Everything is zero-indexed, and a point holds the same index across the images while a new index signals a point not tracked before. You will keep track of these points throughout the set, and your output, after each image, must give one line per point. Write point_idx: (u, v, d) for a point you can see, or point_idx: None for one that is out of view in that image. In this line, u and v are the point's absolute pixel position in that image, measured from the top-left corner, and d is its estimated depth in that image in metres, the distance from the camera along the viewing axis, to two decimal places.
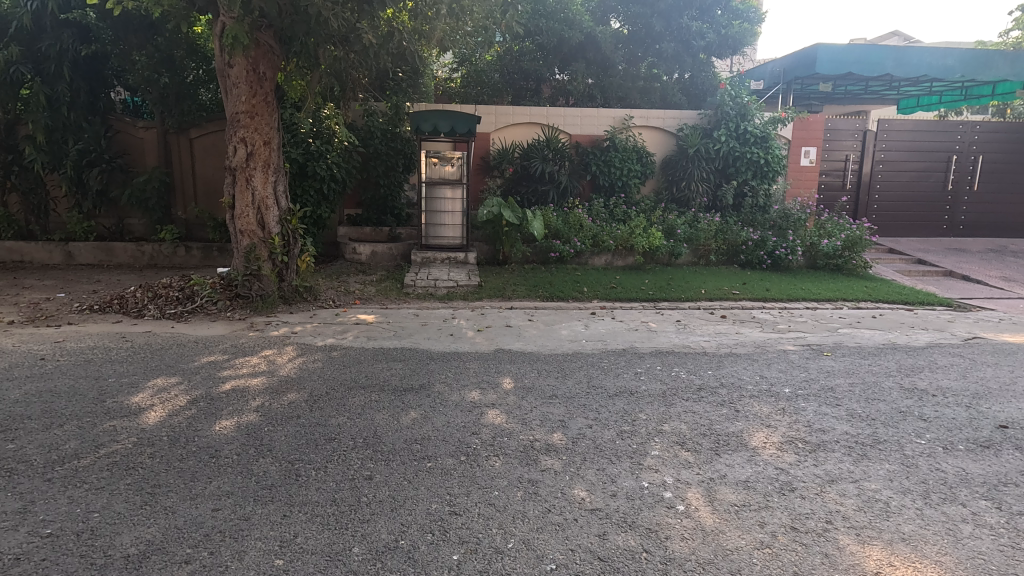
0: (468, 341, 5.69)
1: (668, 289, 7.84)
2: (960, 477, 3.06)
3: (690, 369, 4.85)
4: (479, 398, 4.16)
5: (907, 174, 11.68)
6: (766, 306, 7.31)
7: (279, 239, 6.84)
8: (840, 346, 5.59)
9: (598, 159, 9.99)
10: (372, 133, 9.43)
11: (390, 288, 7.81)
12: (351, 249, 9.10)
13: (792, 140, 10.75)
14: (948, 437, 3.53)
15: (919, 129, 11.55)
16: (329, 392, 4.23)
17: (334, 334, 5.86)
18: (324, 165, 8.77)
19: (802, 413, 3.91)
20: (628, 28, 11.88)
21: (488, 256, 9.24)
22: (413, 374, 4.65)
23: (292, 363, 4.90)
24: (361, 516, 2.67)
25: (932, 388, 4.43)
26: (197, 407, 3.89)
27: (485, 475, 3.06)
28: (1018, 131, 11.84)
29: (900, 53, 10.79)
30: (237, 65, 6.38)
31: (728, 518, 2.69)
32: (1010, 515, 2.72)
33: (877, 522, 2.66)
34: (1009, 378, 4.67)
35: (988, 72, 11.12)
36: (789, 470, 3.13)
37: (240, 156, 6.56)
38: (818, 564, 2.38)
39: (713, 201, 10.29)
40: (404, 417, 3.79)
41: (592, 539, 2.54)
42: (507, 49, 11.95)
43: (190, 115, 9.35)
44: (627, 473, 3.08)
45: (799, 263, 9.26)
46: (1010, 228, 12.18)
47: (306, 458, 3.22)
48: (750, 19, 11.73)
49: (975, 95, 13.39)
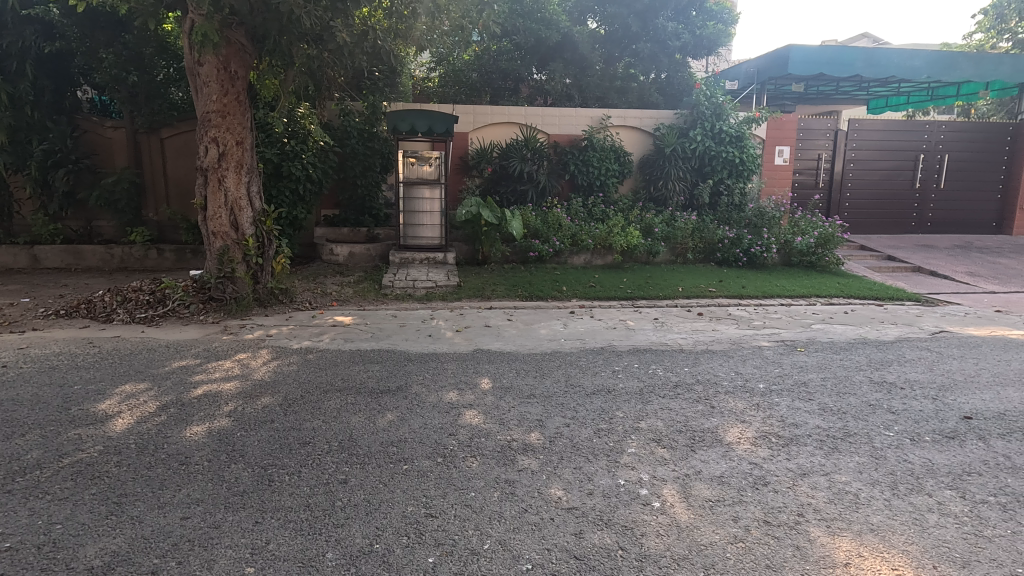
0: (446, 341, 5.68)
1: (646, 287, 7.90)
2: (926, 467, 3.14)
3: (667, 367, 4.89)
4: (457, 398, 4.15)
5: (877, 173, 11.96)
6: (743, 303, 7.41)
7: (253, 240, 6.71)
8: (814, 342, 5.69)
9: (576, 159, 10.01)
10: (348, 133, 9.34)
11: (368, 288, 7.74)
12: (329, 250, 9.02)
13: (765, 139, 10.93)
14: (916, 429, 3.63)
15: (889, 129, 11.84)
16: (305, 395, 4.18)
17: (311, 337, 5.78)
18: (300, 166, 8.67)
19: (776, 408, 3.97)
20: (605, 27, 12.00)
21: (467, 255, 9.20)
22: (391, 376, 4.60)
23: (267, 366, 4.83)
24: (335, 521, 2.64)
25: (900, 380, 4.54)
26: (166, 414, 3.80)
27: (462, 476, 3.04)
28: (983, 130, 12.20)
29: (870, 54, 11.02)
30: (207, 63, 6.27)
31: (703, 514, 2.71)
32: (974, 503, 2.80)
33: (847, 514, 2.71)
34: (973, 370, 4.80)
35: (953, 73, 11.45)
36: (762, 464, 3.17)
37: (211, 157, 6.45)
38: (789, 556, 2.41)
39: (690, 200, 10.38)
40: (380, 420, 3.75)
41: (567, 538, 2.53)
42: (484, 48, 11.90)
43: (160, 115, 9.15)
44: (604, 471, 3.09)
45: (775, 260, 9.41)
46: (977, 225, 12.53)
47: (280, 462, 3.17)
48: (724, 20, 11.90)
49: (940, 95, 13.81)
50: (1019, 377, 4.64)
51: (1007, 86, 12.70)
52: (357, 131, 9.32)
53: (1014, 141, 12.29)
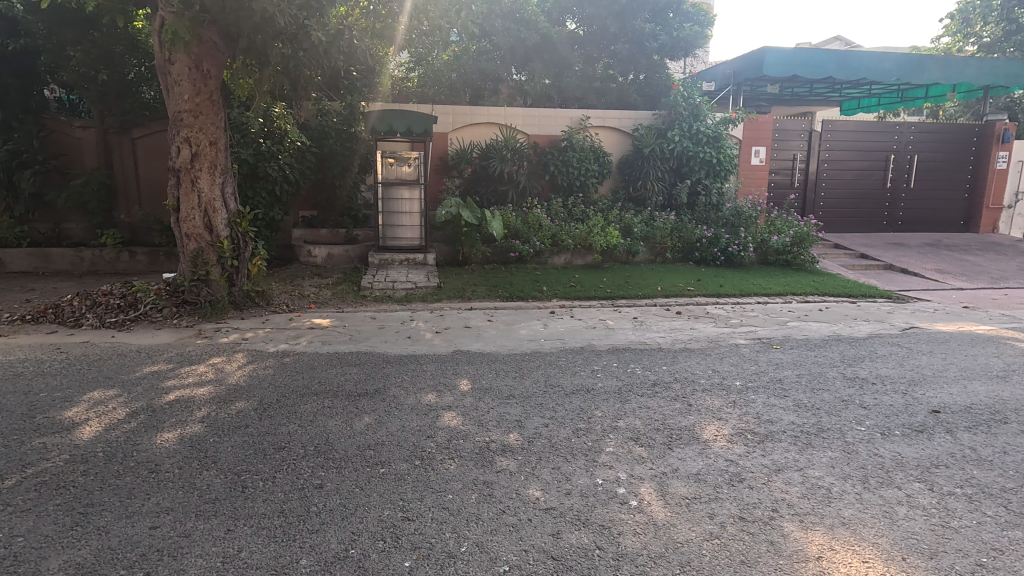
0: (426, 343, 5.64)
1: (626, 287, 7.94)
2: (896, 461, 3.20)
3: (645, 365, 4.93)
4: (436, 400, 4.12)
5: (850, 173, 12.21)
6: (720, 301, 7.50)
7: (228, 242, 6.59)
8: (790, 339, 5.78)
9: (556, 159, 10.02)
10: (326, 134, 9.24)
11: (347, 290, 7.66)
12: (307, 252, 8.92)
13: (742, 140, 11.10)
14: (887, 423, 3.70)
15: (861, 130, 12.10)
16: (281, 399, 4.11)
17: (288, 340, 5.70)
18: (276, 166, 8.54)
19: (752, 405, 4.02)
20: (584, 28, 12.07)
21: (447, 256, 9.16)
22: (368, 379, 4.55)
23: (242, 370, 4.74)
24: (310, 527, 2.60)
25: (872, 376, 4.64)
26: (137, 420, 3.71)
27: (440, 478, 3.02)
28: (951, 131, 12.53)
29: (842, 57, 11.24)
30: (178, 61, 6.13)
31: (679, 511, 2.73)
32: (941, 495, 2.86)
33: (820, 508, 2.75)
34: (942, 365, 4.92)
35: (921, 76, 11.75)
36: (738, 461, 3.21)
37: (184, 157, 6.32)
38: (763, 552, 2.44)
39: (669, 200, 10.46)
40: (357, 423, 3.71)
41: (545, 539, 2.53)
42: (464, 49, 11.76)
43: (131, 114, 8.95)
44: (581, 471, 3.10)
45: (752, 259, 9.55)
46: (947, 223, 12.85)
47: (253, 468, 3.12)
48: (701, 22, 12.06)
49: (910, 97, 14.17)
50: (984, 371, 4.78)
51: (973, 88, 13.09)
52: (335, 131, 9.22)
53: (980, 141, 12.64)
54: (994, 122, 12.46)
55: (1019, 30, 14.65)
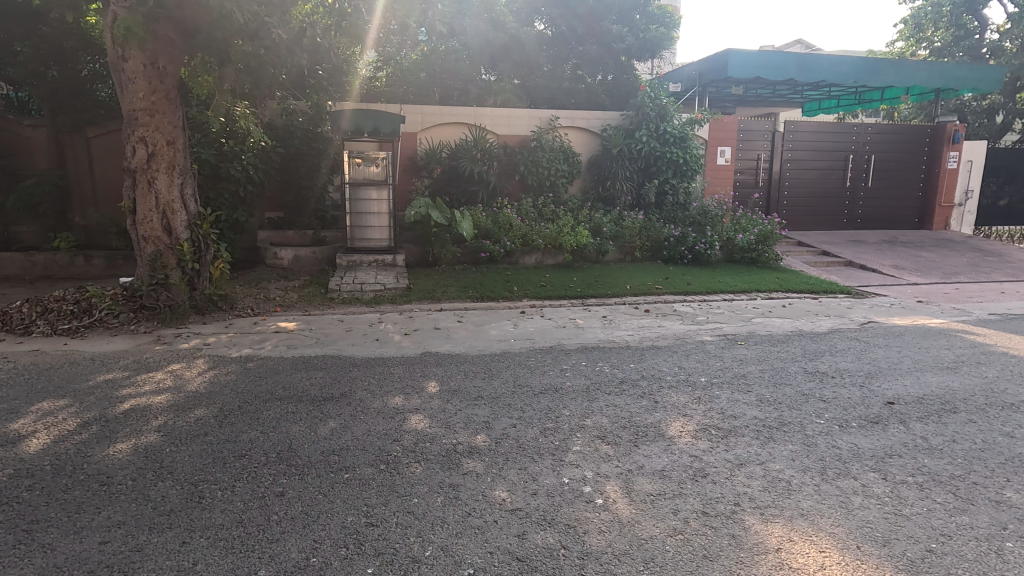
0: (394, 345, 5.57)
1: (595, 286, 7.99)
2: (853, 452, 3.30)
3: (613, 364, 4.97)
4: (403, 403, 4.07)
5: (812, 172, 12.55)
6: (687, 299, 7.61)
7: (188, 245, 6.39)
8: (754, 335, 5.90)
9: (526, 159, 10.01)
10: (291, 133, 9.06)
11: (314, 293, 7.52)
12: (273, 255, 8.75)
13: (708, 140, 11.32)
14: (845, 416, 3.81)
15: (821, 130, 12.46)
16: (242, 405, 4.00)
17: (252, 344, 5.56)
18: (240, 166, 8.34)
19: (716, 400, 4.09)
20: (552, 29, 12.15)
21: (417, 257, 9.08)
22: (334, 383, 4.47)
23: (202, 377, 4.60)
24: (270, 536, 2.54)
25: (831, 370, 4.77)
26: (89, 431, 3.56)
27: (405, 483, 2.98)
28: (905, 132, 13.01)
29: (803, 59, 11.55)
30: (133, 58, 5.92)
31: (644, 508, 2.75)
32: (895, 484, 2.96)
33: (780, 501, 2.81)
34: (897, 358, 5.09)
35: (877, 78, 12.15)
36: (702, 456, 3.26)
37: (139, 157, 6.12)
38: (725, 545, 2.48)
39: (637, 200, 10.56)
40: (322, 428, 3.64)
41: (510, 540, 2.52)
42: (432, 48, 11.74)
43: (85, 113, 8.63)
44: (548, 471, 3.10)
45: (718, 257, 9.74)
46: (903, 221, 13.31)
47: (212, 477, 3.02)
48: (666, 24, 12.26)
49: (867, 99, 14.64)
50: (936, 363, 4.96)
51: (925, 91, 13.62)
52: (301, 131, 9.04)
53: (932, 142, 13.15)
54: (945, 123, 12.97)
55: (966, 35, 15.53)
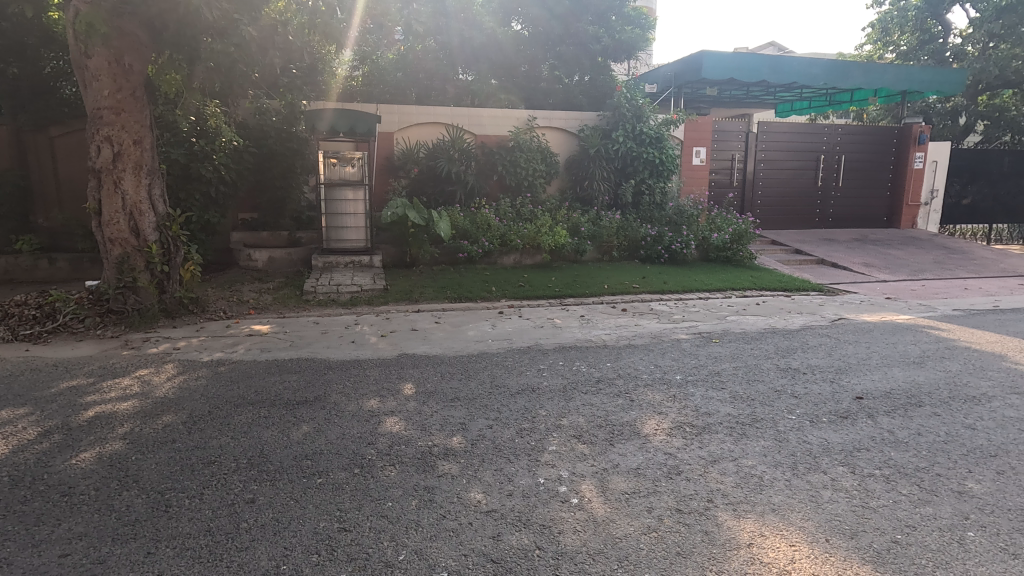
0: (370, 348, 5.51)
1: (573, 286, 8.02)
2: (823, 447, 3.36)
3: (590, 363, 4.98)
4: (378, 406, 4.03)
5: (784, 172, 12.78)
6: (664, 298, 7.68)
7: (157, 247, 6.23)
8: (728, 333, 5.98)
9: (504, 159, 9.99)
10: (264, 133, 8.90)
11: (289, 295, 7.40)
12: (247, 256, 8.60)
13: (683, 140, 11.45)
14: (815, 411, 3.88)
15: (793, 131, 12.70)
16: (212, 411, 3.91)
17: (223, 348, 5.45)
18: (211, 166, 8.17)
19: (691, 398, 4.13)
20: (529, 29, 12.17)
21: (395, 258, 9.00)
22: (308, 386, 4.39)
23: (171, 382, 4.49)
24: (239, 544, 2.48)
25: (803, 366, 4.86)
26: (50, 440, 3.44)
27: (379, 487, 2.94)
28: (873, 133, 13.34)
29: (775, 61, 11.74)
30: (96, 55, 5.75)
31: (618, 507, 2.76)
32: (862, 477, 3.02)
33: (752, 496, 2.85)
34: (866, 354, 5.21)
35: (846, 80, 12.42)
36: (676, 454, 3.28)
37: (105, 157, 5.95)
38: (698, 542, 2.50)
39: (615, 200, 10.63)
40: (295, 432, 3.58)
41: (485, 542, 2.51)
42: (409, 47, 11.66)
43: (49, 111, 8.37)
44: (524, 471, 3.10)
45: (694, 256, 9.86)
46: (872, 219, 13.65)
47: (179, 485, 2.95)
48: (642, 26, 12.36)
49: (837, 101, 14.96)
50: (903, 358, 5.09)
51: (892, 93, 13.98)
52: (275, 131, 8.90)
53: (900, 143, 13.50)
54: (912, 124, 13.32)
55: (930, 39, 15.93)
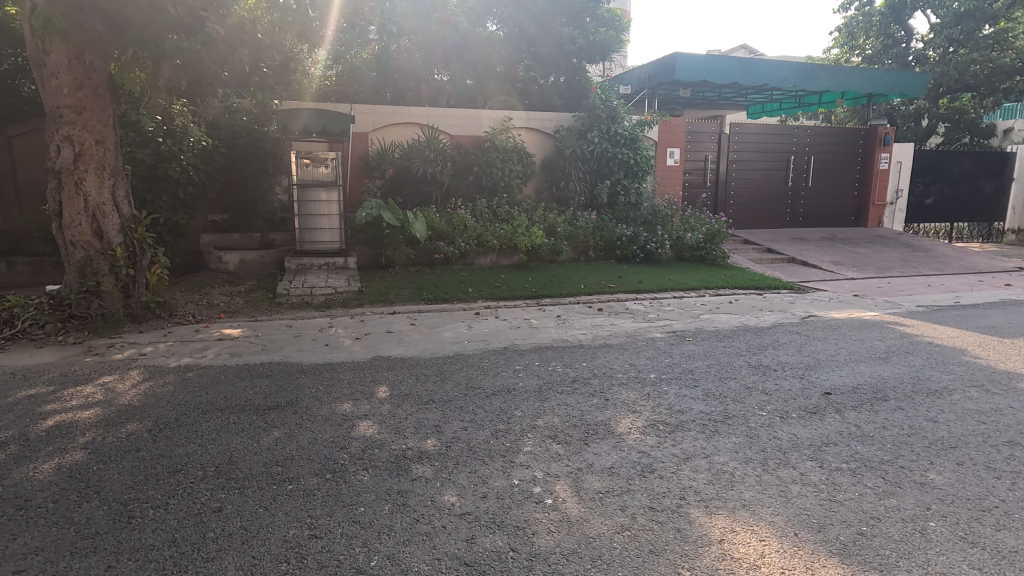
0: (344, 350, 5.43)
1: (550, 286, 8.04)
2: (793, 442, 3.42)
3: (566, 363, 5.00)
4: (351, 409, 3.97)
5: (756, 173, 13.01)
6: (639, 297, 7.76)
7: (122, 250, 6.05)
8: (702, 331, 6.06)
9: (479, 159, 9.96)
10: (234, 133, 8.72)
11: (261, 297, 7.26)
12: (217, 258, 8.41)
13: (657, 142, 11.59)
14: (786, 407, 3.96)
15: (764, 132, 12.94)
16: (179, 418, 3.81)
17: (192, 353, 5.31)
18: (179, 167, 7.97)
19: (665, 396, 4.17)
20: (504, 30, 12.19)
21: (370, 259, 8.91)
22: (280, 391, 4.31)
23: (135, 389, 4.36)
24: (205, 555, 2.42)
25: (774, 363, 4.95)
26: (6, 452, 3.31)
27: (351, 492, 2.90)
28: (841, 134, 13.67)
29: (746, 64, 11.95)
30: (55, 51, 5.55)
31: (592, 506, 2.77)
32: (830, 472, 3.08)
33: (724, 493, 2.89)
34: (834, 350, 5.33)
35: (815, 83, 12.69)
36: (650, 452, 3.31)
37: (65, 157, 5.75)
38: (671, 539, 2.52)
39: (591, 200, 10.69)
40: (265, 438, 3.51)
41: (459, 545, 2.49)
42: (383, 48, 11.58)
43: (6, 110, 8.08)
44: (498, 473, 3.08)
45: (669, 255, 9.97)
46: (840, 219, 13.99)
47: (142, 496, 2.86)
48: (615, 28, 12.44)
49: (806, 103, 15.30)
50: (869, 354, 5.22)
51: (858, 96, 14.35)
52: (246, 130, 8.73)
53: (866, 144, 13.87)
54: (877, 126, 13.70)
55: (895, 43, 16.38)
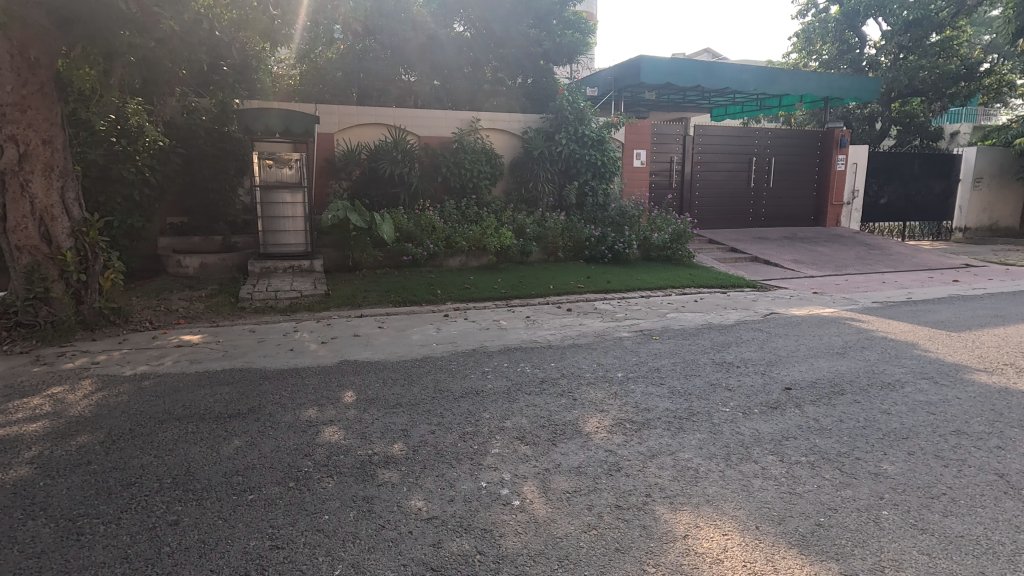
0: (309, 355, 5.32)
1: (519, 287, 8.05)
2: (754, 437, 3.50)
3: (535, 363, 5.02)
4: (316, 415, 3.89)
5: (720, 174, 13.31)
6: (608, 297, 7.84)
7: (73, 254, 5.81)
8: (668, 330, 6.16)
9: (448, 160, 9.91)
10: (193, 133, 8.47)
11: (223, 302, 7.06)
12: (176, 263, 8.15)
13: (624, 143, 11.74)
14: (747, 402, 4.05)
15: (728, 135, 13.24)
16: (134, 429, 3.67)
17: (148, 361, 5.12)
18: (134, 168, 7.69)
19: (632, 395, 4.22)
20: (471, 31, 12.17)
21: (337, 262, 8.76)
22: (242, 398, 4.19)
23: (87, 400, 4.18)
24: (159, 571, 2.33)
25: (737, 360, 5.06)
26: None
27: (315, 499, 2.84)
28: (800, 137, 14.09)
29: (708, 67, 12.25)
30: None
31: (560, 506, 2.78)
32: (790, 465, 3.17)
33: (689, 489, 2.93)
34: (795, 346, 5.48)
35: (775, 87, 13.05)
36: (616, 450, 3.34)
37: (8, 158, 5.47)
38: (636, 537, 2.54)
39: (559, 201, 10.74)
40: (225, 447, 3.40)
41: (425, 550, 2.46)
42: (348, 47, 11.42)
43: None
44: (466, 476, 3.06)
45: (636, 255, 10.10)
46: (800, 219, 14.42)
47: (93, 511, 2.74)
48: (581, 30, 12.51)
49: (767, 105, 15.72)
50: (827, 349, 5.39)
51: (816, 99, 14.81)
52: (205, 130, 8.47)
53: (824, 146, 14.32)
54: (834, 129, 14.16)
55: (849, 49, 16.93)
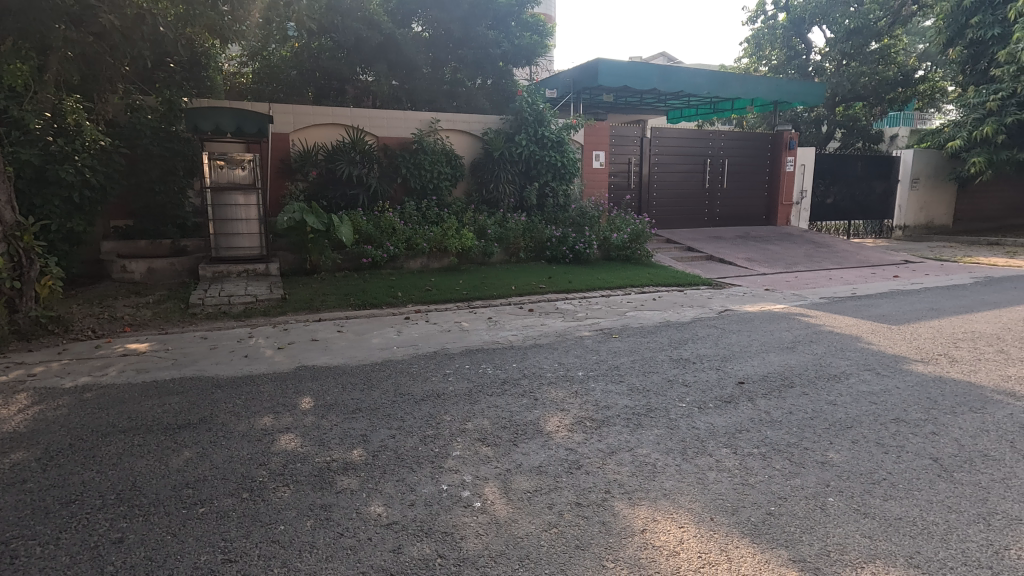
0: (264, 361, 5.18)
1: (481, 288, 8.05)
2: (709, 431, 3.61)
3: (496, 364, 5.03)
4: (272, 423, 3.79)
5: (676, 175, 13.64)
6: (569, 296, 7.93)
7: (5, 260, 5.48)
8: (627, 328, 6.26)
9: (407, 161, 9.81)
10: (138, 133, 8.12)
11: (172, 308, 6.79)
12: (121, 267, 7.79)
13: (583, 145, 11.89)
14: (703, 397, 4.17)
15: (683, 137, 13.57)
16: (75, 443, 3.48)
17: (91, 372, 4.87)
18: (73, 169, 7.31)
19: (592, 393, 4.28)
20: (429, 31, 12.10)
21: (293, 265, 8.55)
22: (192, 408, 4.03)
23: (21, 414, 3.94)
24: None
25: (693, 356, 5.19)
26: None
27: (270, 510, 2.76)
28: (751, 139, 14.57)
29: (664, 70, 12.45)
30: None
31: (521, 506, 2.79)
32: (743, 457, 3.27)
33: (646, 484, 2.99)
34: (748, 342, 5.67)
35: (727, 90, 13.43)
36: (576, 449, 3.38)
37: None
38: (596, 533, 2.58)
39: (520, 202, 10.77)
40: (175, 459, 3.27)
41: (384, 556, 2.43)
42: (303, 45, 11.15)
43: None
44: (427, 479, 3.04)
45: (596, 255, 10.24)
46: (753, 218, 14.91)
47: (29, 532, 2.59)
48: (540, 32, 12.56)
49: (721, 108, 16.21)
50: (778, 344, 5.60)
51: (767, 103, 15.35)
52: (151, 130, 8.13)
53: (773, 148, 14.85)
54: (783, 132, 14.70)
55: (796, 55, 17.64)
